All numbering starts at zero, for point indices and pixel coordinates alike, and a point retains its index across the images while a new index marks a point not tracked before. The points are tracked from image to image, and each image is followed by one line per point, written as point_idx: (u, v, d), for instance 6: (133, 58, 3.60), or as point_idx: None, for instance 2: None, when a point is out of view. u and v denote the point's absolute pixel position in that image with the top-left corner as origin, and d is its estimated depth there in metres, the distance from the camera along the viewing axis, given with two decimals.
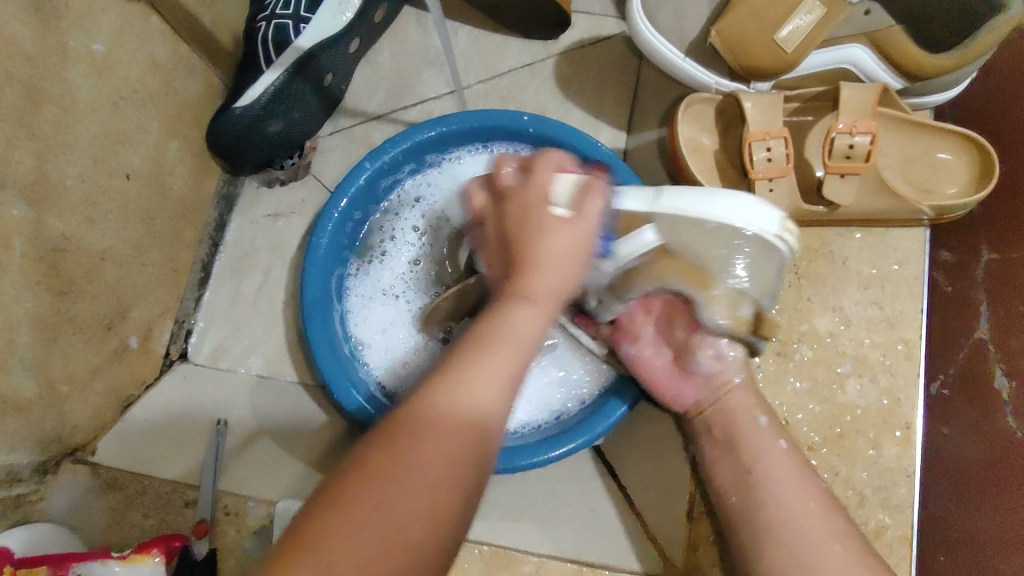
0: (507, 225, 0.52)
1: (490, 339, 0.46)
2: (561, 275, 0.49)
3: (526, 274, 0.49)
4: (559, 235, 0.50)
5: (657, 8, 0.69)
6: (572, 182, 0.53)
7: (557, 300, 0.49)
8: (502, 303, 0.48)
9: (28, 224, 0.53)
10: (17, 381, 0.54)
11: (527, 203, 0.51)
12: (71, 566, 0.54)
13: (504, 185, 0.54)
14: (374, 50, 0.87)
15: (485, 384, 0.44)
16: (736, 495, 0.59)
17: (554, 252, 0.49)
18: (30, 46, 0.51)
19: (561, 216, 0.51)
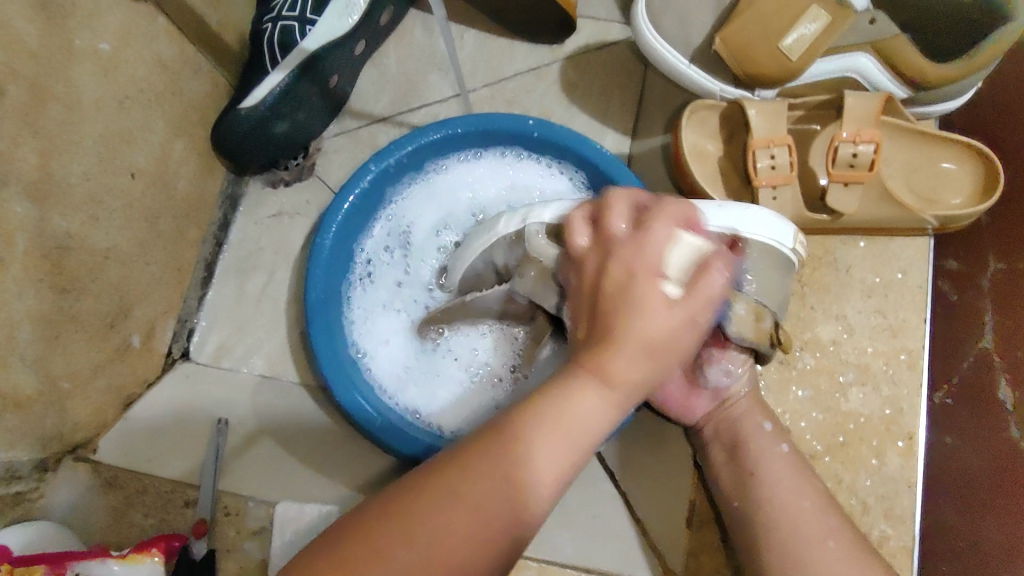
0: (597, 301, 0.42)
1: (550, 408, 0.40)
2: (643, 367, 0.40)
3: (607, 350, 0.40)
4: (656, 318, 0.40)
5: (662, 13, 0.69)
6: (687, 254, 0.44)
7: (634, 392, 0.41)
8: (572, 375, 0.41)
9: (32, 221, 0.53)
10: (18, 377, 0.54)
11: (634, 262, 0.42)
12: (70, 565, 0.53)
13: (616, 241, 0.44)
14: (380, 52, 0.87)
15: (544, 463, 0.40)
16: (737, 499, 0.61)
17: (651, 314, 0.40)
18: (36, 44, 0.51)
19: (672, 296, 0.41)
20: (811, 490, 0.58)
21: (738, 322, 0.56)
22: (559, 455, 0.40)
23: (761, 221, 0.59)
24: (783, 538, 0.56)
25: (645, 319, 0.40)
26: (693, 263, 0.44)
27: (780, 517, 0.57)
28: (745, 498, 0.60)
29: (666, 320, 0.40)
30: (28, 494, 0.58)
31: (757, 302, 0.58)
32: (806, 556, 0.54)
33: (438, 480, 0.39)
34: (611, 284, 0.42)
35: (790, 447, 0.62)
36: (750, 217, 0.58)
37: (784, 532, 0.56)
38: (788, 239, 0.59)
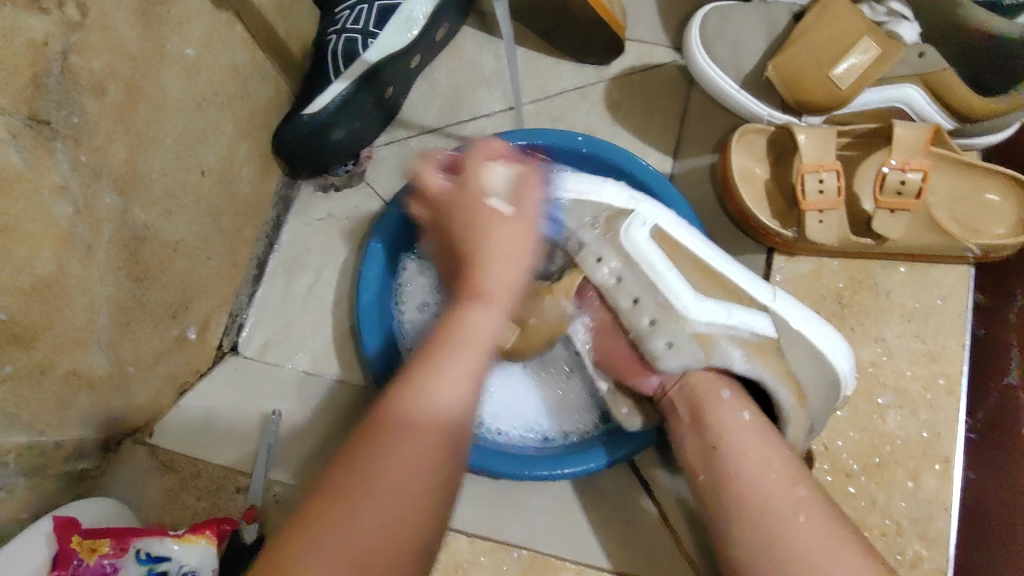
0: (455, 221, 0.58)
1: (454, 336, 0.52)
2: (506, 272, 0.56)
3: (477, 274, 0.55)
4: (505, 232, 0.57)
5: (714, 41, 0.73)
6: (508, 175, 0.60)
7: (508, 297, 0.56)
8: (459, 305, 0.55)
9: (117, 212, 0.56)
10: (93, 358, 0.57)
11: (460, 201, 0.58)
12: (132, 541, 0.57)
13: (436, 194, 0.59)
14: (432, 65, 0.90)
15: (454, 384, 0.49)
16: (704, 474, 0.58)
17: (510, 244, 0.57)
18: (134, 48, 0.54)
19: (506, 213, 0.58)
20: (778, 460, 0.55)
21: (794, 419, 0.62)
22: (472, 365, 0.51)
23: (835, 348, 0.66)
24: (746, 514, 0.53)
25: (494, 272, 0.56)
26: (510, 183, 0.60)
27: (748, 490, 0.54)
28: (709, 472, 0.57)
29: (512, 219, 0.58)
30: (91, 472, 0.61)
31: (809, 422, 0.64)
32: (776, 534, 0.51)
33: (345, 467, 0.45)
34: (462, 235, 0.58)
35: (751, 415, 0.59)
36: (831, 340, 0.65)
37: (755, 517, 0.53)
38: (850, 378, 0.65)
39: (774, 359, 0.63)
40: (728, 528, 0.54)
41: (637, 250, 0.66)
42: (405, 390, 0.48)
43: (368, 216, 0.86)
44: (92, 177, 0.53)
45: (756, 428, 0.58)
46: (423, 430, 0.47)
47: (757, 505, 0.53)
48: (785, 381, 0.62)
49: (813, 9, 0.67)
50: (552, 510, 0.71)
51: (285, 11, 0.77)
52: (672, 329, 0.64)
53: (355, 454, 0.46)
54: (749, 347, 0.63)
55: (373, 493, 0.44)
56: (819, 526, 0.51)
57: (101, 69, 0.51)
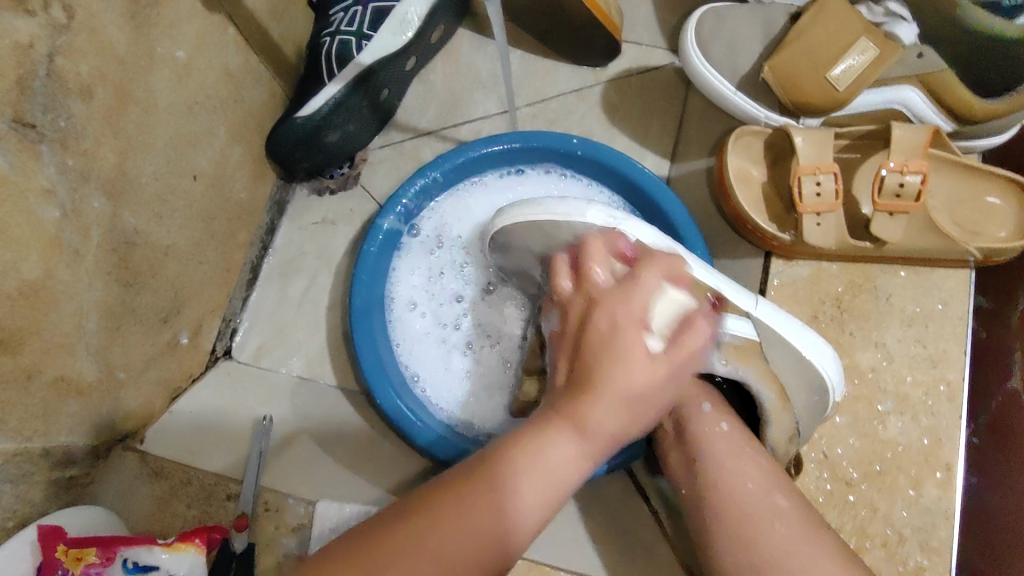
0: (586, 357, 0.50)
1: (525, 457, 0.47)
2: (614, 418, 0.48)
3: (586, 400, 0.48)
4: (639, 370, 0.49)
5: (710, 41, 0.73)
6: (674, 309, 0.54)
7: (606, 442, 0.49)
8: (546, 421, 0.49)
9: (106, 217, 0.56)
10: (81, 365, 0.57)
11: (620, 322, 0.51)
12: (119, 550, 0.56)
13: (591, 290, 0.54)
14: (427, 68, 0.90)
15: (530, 493, 0.47)
16: (687, 487, 0.57)
17: (637, 374, 0.49)
18: (123, 51, 0.54)
19: (653, 350, 0.50)
20: (757, 469, 0.55)
21: (776, 420, 0.61)
22: (539, 515, 0.47)
23: (822, 352, 0.64)
24: (728, 526, 0.52)
25: (623, 371, 0.49)
26: (672, 322, 0.53)
27: (729, 500, 0.53)
28: (693, 486, 0.56)
29: (618, 384, 0.48)
30: (80, 479, 0.60)
31: (794, 423, 0.62)
32: (759, 546, 0.50)
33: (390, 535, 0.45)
34: (598, 335, 0.50)
35: (730, 426, 0.58)
36: (816, 345, 0.63)
37: (736, 527, 0.52)
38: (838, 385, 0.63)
39: (755, 359, 0.61)
40: (712, 542, 0.53)
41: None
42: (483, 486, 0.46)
43: (362, 219, 0.86)
44: (80, 180, 0.52)
45: (736, 437, 0.57)
46: (502, 520, 0.46)
47: (738, 515, 0.52)
48: (767, 382, 0.61)
49: (809, 11, 0.67)
50: (549, 517, 0.70)
51: (279, 15, 0.77)
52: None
53: (423, 521, 0.45)
54: (728, 351, 0.62)
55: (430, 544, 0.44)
56: (799, 533, 0.50)
57: (88, 72, 0.51)
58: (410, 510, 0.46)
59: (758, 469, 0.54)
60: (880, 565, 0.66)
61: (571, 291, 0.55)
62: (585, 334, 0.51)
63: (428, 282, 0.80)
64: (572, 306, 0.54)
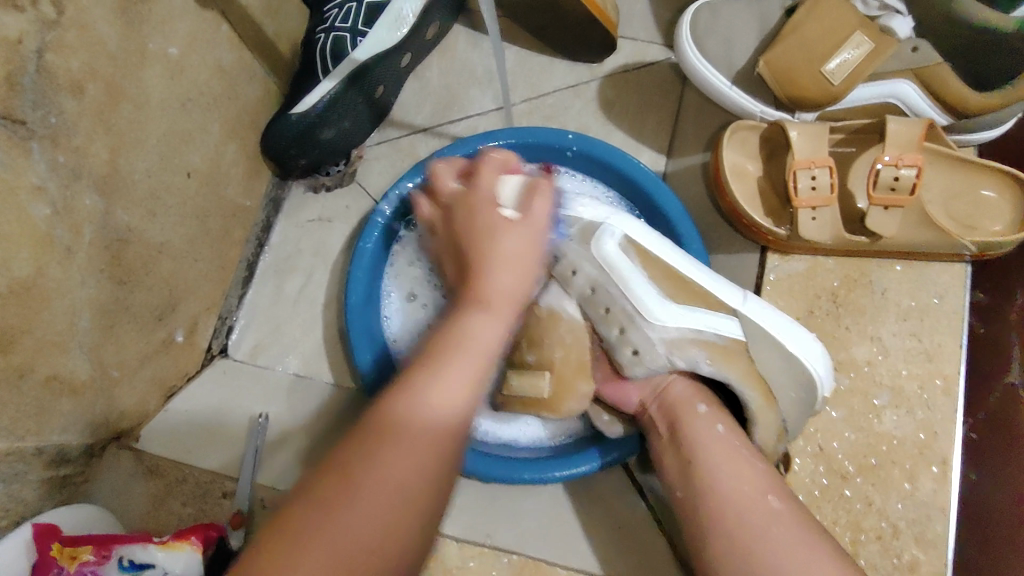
0: (474, 226, 0.57)
1: (454, 347, 0.50)
2: (513, 279, 0.55)
3: (483, 271, 0.55)
4: (508, 236, 0.57)
5: (706, 36, 0.73)
6: (516, 183, 0.60)
7: (512, 305, 0.55)
8: (461, 311, 0.53)
9: (98, 214, 0.56)
10: (75, 362, 0.56)
11: (477, 207, 0.58)
12: (115, 547, 0.56)
13: (449, 194, 0.61)
14: (423, 65, 0.89)
15: (456, 383, 0.48)
16: (681, 489, 0.57)
17: (514, 238, 0.57)
18: (114, 47, 0.54)
19: (511, 216, 0.58)
20: (749, 473, 0.55)
21: (760, 420, 0.62)
22: (470, 392, 0.49)
23: (811, 349, 0.63)
24: (723, 528, 0.52)
25: (497, 241, 0.56)
26: (520, 192, 0.60)
27: (723, 501, 0.53)
28: (688, 488, 0.56)
29: (534, 226, 0.58)
30: (75, 477, 0.60)
31: (782, 422, 0.63)
32: (756, 550, 0.50)
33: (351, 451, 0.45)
34: (480, 233, 0.57)
35: (725, 428, 0.59)
36: (805, 341, 0.63)
37: (732, 529, 0.51)
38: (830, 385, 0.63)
39: (738, 360, 0.62)
40: (707, 545, 0.52)
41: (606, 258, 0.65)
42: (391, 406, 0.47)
43: (358, 217, 0.86)
44: (72, 178, 0.52)
45: (731, 439, 0.58)
46: (426, 426, 0.46)
47: (732, 518, 0.52)
48: (750, 383, 0.62)
49: (804, 5, 0.67)
50: (546, 513, 0.70)
51: (273, 11, 0.77)
52: (640, 337, 0.63)
53: (383, 424, 0.46)
54: (711, 349, 0.62)
55: (401, 450, 0.45)
56: (793, 534, 0.50)
57: (79, 68, 0.51)
58: (366, 423, 0.47)
59: (752, 472, 0.54)
60: (875, 559, 0.66)
61: (440, 211, 0.62)
62: (456, 231, 0.59)
63: (424, 277, 0.79)
64: (435, 218, 0.63)
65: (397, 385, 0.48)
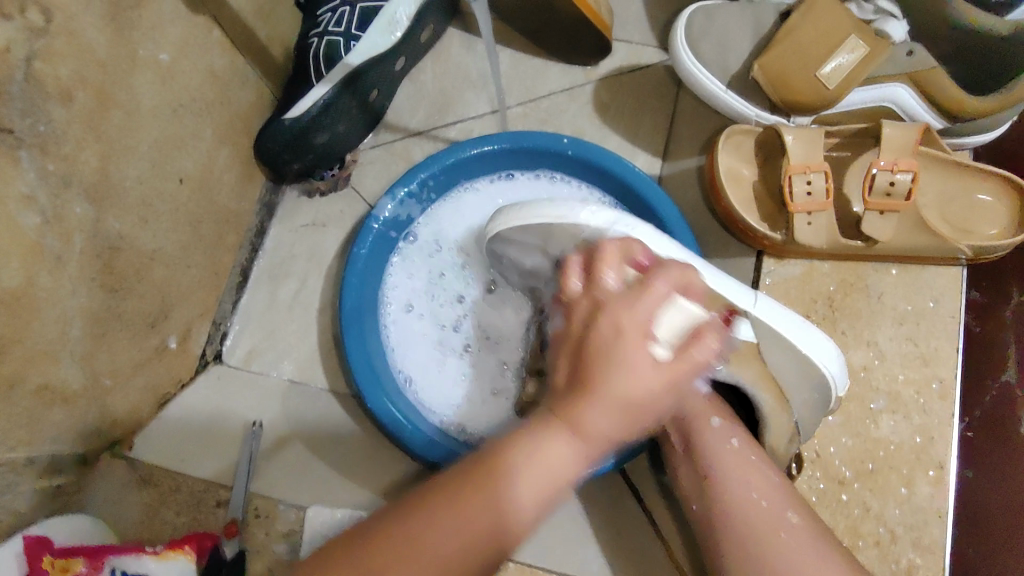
0: (571, 326, 0.50)
1: (532, 446, 0.46)
2: (612, 421, 0.46)
3: (585, 403, 0.46)
4: (643, 377, 0.46)
5: (701, 40, 0.72)
6: (678, 323, 0.50)
7: (604, 446, 0.47)
8: (543, 428, 0.46)
9: (88, 222, 0.55)
10: (66, 372, 0.56)
11: (604, 303, 0.48)
12: (107, 559, 0.55)
13: (570, 294, 0.51)
14: (417, 68, 0.89)
15: (531, 485, 0.46)
16: (697, 503, 0.57)
17: (628, 387, 0.46)
18: (104, 53, 0.53)
19: (660, 360, 0.47)
20: (765, 486, 0.55)
21: (772, 421, 0.61)
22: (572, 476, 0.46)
23: (825, 351, 0.62)
24: (737, 546, 0.53)
25: (627, 376, 0.46)
26: (682, 333, 0.50)
27: (737, 519, 0.54)
28: (703, 501, 0.56)
29: (648, 381, 0.46)
30: (67, 488, 0.60)
31: (794, 423, 0.62)
32: (768, 566, 0.51)
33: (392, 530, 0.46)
34: (601, 338, 0.47)
35: (740, 441, 0.58)
36: (818, 343, 0.61)
37: (748, 548, 0.52)
38: (843, 387, 0.62)
39: (753, 362, 0.61)
40: (721, 560, 0.53)
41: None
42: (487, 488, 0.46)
43: (353, 221, 0.85)
44: (61, 186, 0.52)
45: (746, 453, 0.57)
46: (507, 515, 0.46)
47: (747, 534, 0.53)
48: (763, 385, 0.61)
49: (799, 7, 0.67)
50: (543, 519, 0.70)
51: (266, 15, 0.76)
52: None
53: (438, 516, 0.45)
54: (723, 352, 0.61)
55: (451, 530, 0.45)
56: (809, 551, 0.51)
57: (68, 75, 0.50)
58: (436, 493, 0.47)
59: (768, 487, 0.54)
60: (872, 565, 0.66)
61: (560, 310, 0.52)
62: (584, 331, 0.48)
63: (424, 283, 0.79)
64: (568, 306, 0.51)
65: (470, 479, 0.47)
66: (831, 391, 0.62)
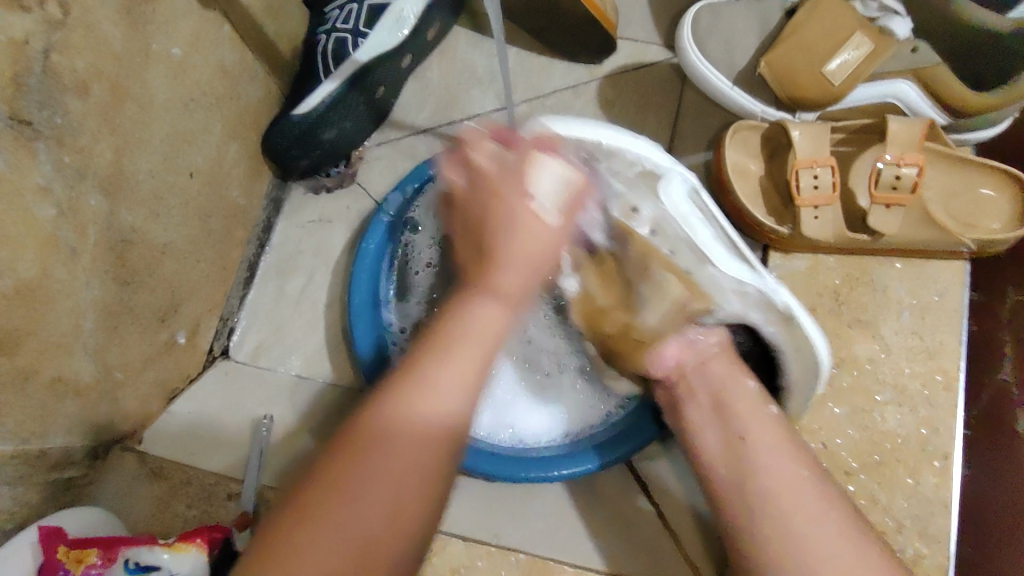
0: (471, 206, 0.56)
1: (453, 326, 0.50)
2: (521, 278, 0.54)
3: (494, 266, 0.53)
4: (519, 236, 0.54)
5: (707, 38, 0.73)
6: (563, 180, 0.56)
7: (523, 296, 0.54)
8: (468, 295, 0.53)
9: (102, 214, 0.55)
10: (79, 364, 0.56)
11: (501, 189, 0.54)
12: (122, 550, 0.55)
13: (482, 170, 0.55)
14: (423, 66, 0.89)
15: (447, 395, 0.47)
16: (724, 466, 0.56)
17: (532, 247, 0.54)
18: (119, 47, 0.53)
19: (535, 214, 0.55)
20: (802, 455, 0.55)
21: (795, 386, 0.65)
22: (469, 396, 0.49)
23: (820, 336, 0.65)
24: (774, 512, 0.52)
25: (516, 238, 0.54)
26: (560, 190, 0.56)
27: (774, 488, 0.52)
28: (732, 466, 0.55)
29: (557, 235, 0.56)
30: (78, 481, 0.60)
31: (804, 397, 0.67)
32: (805, 535, 0.50)
33: (331, 468, 0.45)
34: (497, 217, 0.54)
35: (778, 409, 0.58)
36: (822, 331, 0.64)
37: (787, 516, 0.51)
38: (825, 381, 0.66)
39: (795, 326, 0.62)
40: (752, 526, 0.52)
41: (677, 209, 0.62)
42: (402, 399, 0.46)
43: (359, 217, 0.86)
44: (76, 178, 0.52)
45: (781, 424, 0.57)
46: (416, 437, 0.46)
47: (785, 503, 0.52)
48: (798, 355, 0.63)
49: (806, 6, 0.69)
50: (550, 513, 0.71)
51: (275, 11, 0.77)
52: (707, 282, 0.61)
53: (354, 450, 0.45)
54: (773, 313, 0.61)
55: (376, 487, 0.44)
56: (848, 526, 0.51)
57: (84, 68, 0.50)
58: (343, 437, 0.46)
59: (804, 459, 0.54)
60: None
61: (467, 188, 0.56)
62: (481, 219, 0.55)
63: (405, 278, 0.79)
64: (470, 189, 0.56)
65: (384, 394, 0.47)
66: (819, 377, 0.65)
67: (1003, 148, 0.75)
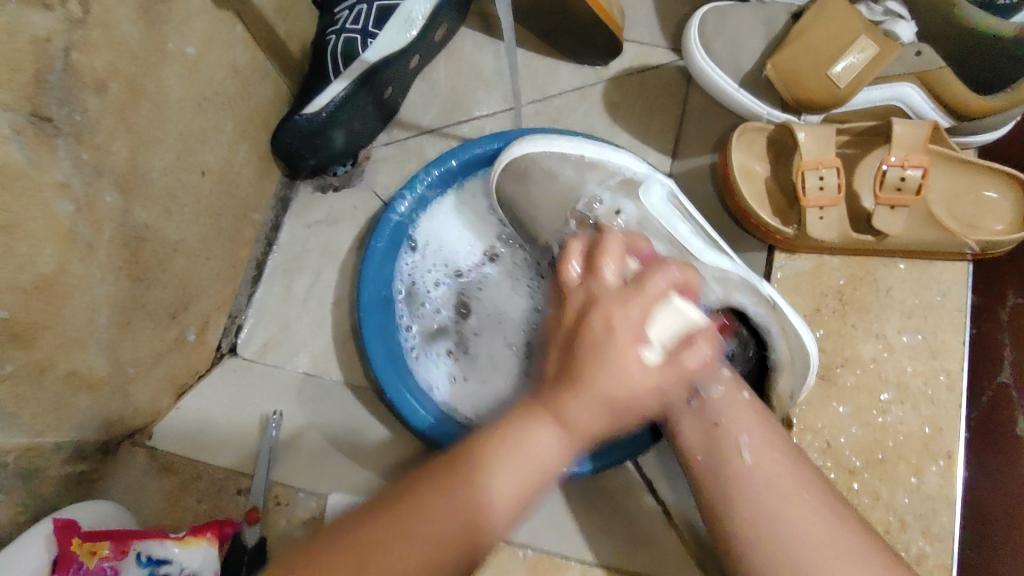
0: (571, 304, 0.53)
1: (514, 442, 0.48)
2: (591, 414, 0.48)
3: (569, 389, 0.48)
4: (624, 374, 0.48)
5: (713, 41, 0.74)
6: (679, 319, 0.52)
7: (587, 435, 0.49)
8: (533, 411, 0.49)
9: (118, 211, 0.56)
10: (92, 359, 0.56)
11: (599, 297, 0.52)
12: (134, 544, 0.56)
13: (599, 274, 0.54)
14: (430, 67, 0.90)
15: (506, 487, 0.47)
16: (702, 454, 0.56)
17: (620, 388, 0.48)
18: (136, 46, 0.54)
19: (650, 362, 0.49)
20: (779, 441, 0.54)
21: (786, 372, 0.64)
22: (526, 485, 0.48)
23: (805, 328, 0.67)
24: (753, 498, 0.51)
25: (612, 373, 0.48)
26: (678, 331, 0.52)
27: (752, 472, 0.52)
28: (711, 453, 0.55)
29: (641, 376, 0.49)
30: (91, 474, 0.61)
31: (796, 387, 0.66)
32: (783, 520, 0.50)
33: (382, 526, 0.44)
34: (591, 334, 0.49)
35: (752, 394, 0.58)
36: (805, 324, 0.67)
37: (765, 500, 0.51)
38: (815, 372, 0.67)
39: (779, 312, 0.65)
40: (732, 513, 0.52)
41: (657, 209, 0.68)
42: (463, 485, 0.46)
43: (366, 216, 0.86)
44: (93, 175, 0.53)
45: (754, 405, 0.57)
46: (474, 528, 0.45)
47: (764, 489, 0.51)
48: (784, 337, 0.64)
49: (810, 10, 0.69)
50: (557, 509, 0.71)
51: (285, 11, 0.77)
52: (694, 270, 0.65)
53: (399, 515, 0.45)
54: (759, 297, 0.64)
55: (406, 566, 0.43)
56: (825, 505, 0.51)
57: (103, 66, 0.51)
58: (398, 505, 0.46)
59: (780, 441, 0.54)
60: None
61: (581, 282, 0.55)
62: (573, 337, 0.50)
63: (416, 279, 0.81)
64: (589, 290, 0.53)
65: (440, 481, 0.46)
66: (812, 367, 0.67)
67: (1005, 151, 0.76)
